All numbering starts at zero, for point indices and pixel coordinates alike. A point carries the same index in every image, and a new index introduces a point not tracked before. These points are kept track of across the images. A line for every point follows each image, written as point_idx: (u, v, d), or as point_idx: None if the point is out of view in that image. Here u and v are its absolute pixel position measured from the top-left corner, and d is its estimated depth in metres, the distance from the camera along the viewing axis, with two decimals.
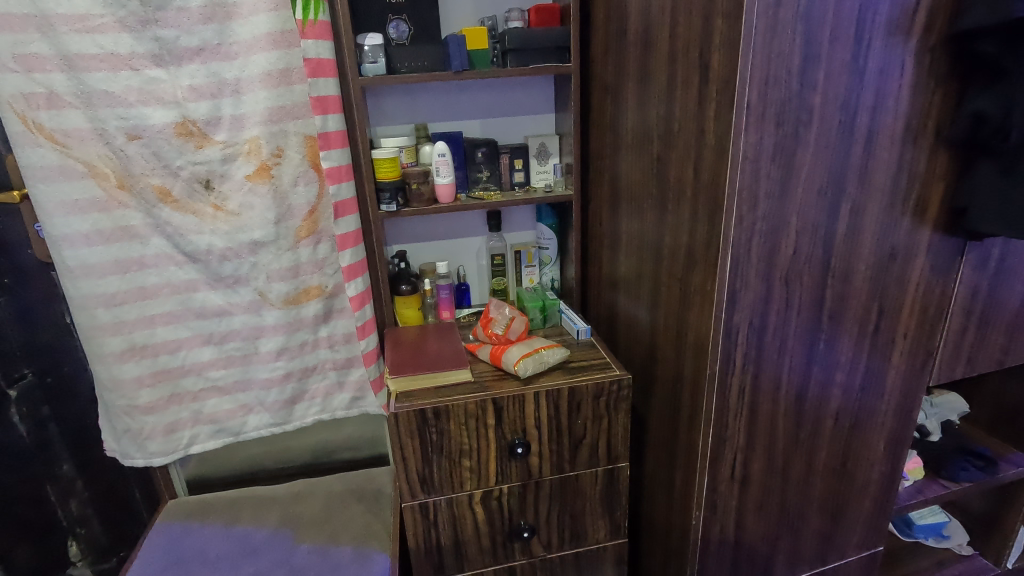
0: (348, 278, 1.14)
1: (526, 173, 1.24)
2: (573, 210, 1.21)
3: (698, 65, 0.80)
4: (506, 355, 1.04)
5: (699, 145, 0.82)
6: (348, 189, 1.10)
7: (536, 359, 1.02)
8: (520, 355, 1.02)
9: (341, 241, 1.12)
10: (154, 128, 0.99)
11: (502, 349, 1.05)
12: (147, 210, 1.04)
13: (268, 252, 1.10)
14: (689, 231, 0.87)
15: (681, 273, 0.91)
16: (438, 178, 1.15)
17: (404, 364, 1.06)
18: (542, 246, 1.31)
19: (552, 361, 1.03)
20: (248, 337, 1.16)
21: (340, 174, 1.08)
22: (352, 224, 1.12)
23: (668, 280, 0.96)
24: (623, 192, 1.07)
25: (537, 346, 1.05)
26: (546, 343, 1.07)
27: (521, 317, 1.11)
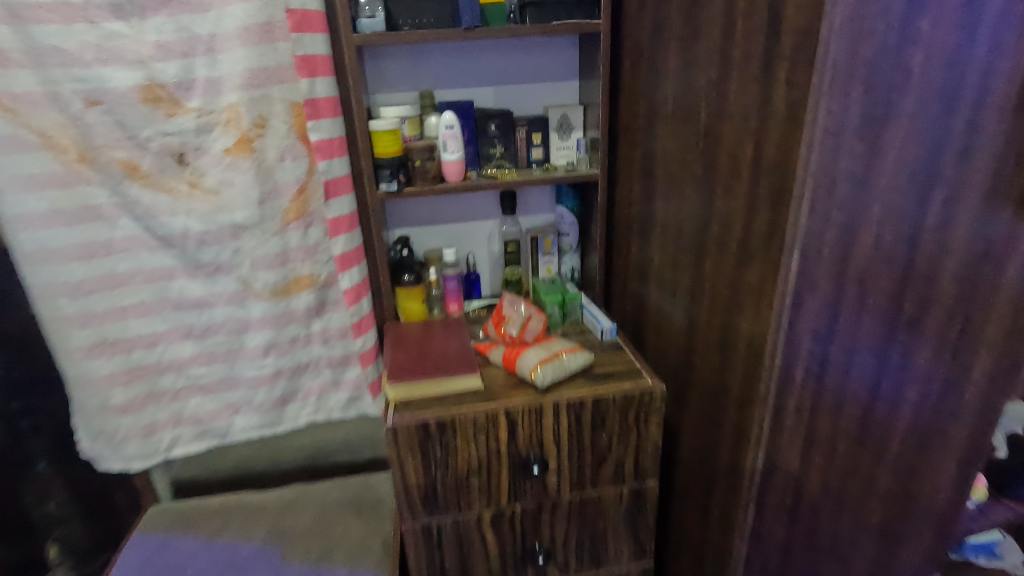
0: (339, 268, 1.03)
1: (545, 150, 1.09)
2: (599, 192, 1.07)
3: (765, 14, 0.64)
4: (522, 360, 0.91)
5: (762, 115, 0.67)
6: (341, 164, 0.97)
7: (555, 365, 0.89)
8: (537, 360, 0.89)
9: (333, 226, 1.00)
10: (116, 92, 0.86)
11: (516, 353, 0.92)
12: (113, 187, 0.91)
13: (252, 237, 0.97)
14: (745, 220, 0.73)
15: (732, 269, 0.77)
16: (444, 154, 1.00)
17: (405, 367, 0.92)
18: (561, 231, 1.17)
19: (572, 366, 0.91)
20: (233, 331, 1.04)
21: (331, 150, 0.96)
22: (346, 206, 1.01)
23: (712, 276, 0.82)
24: (659, 173, 0.92)
25: (555, 349, 0.92)
26: (565, 345, 0.94)
27: (538, 314, 0.97)
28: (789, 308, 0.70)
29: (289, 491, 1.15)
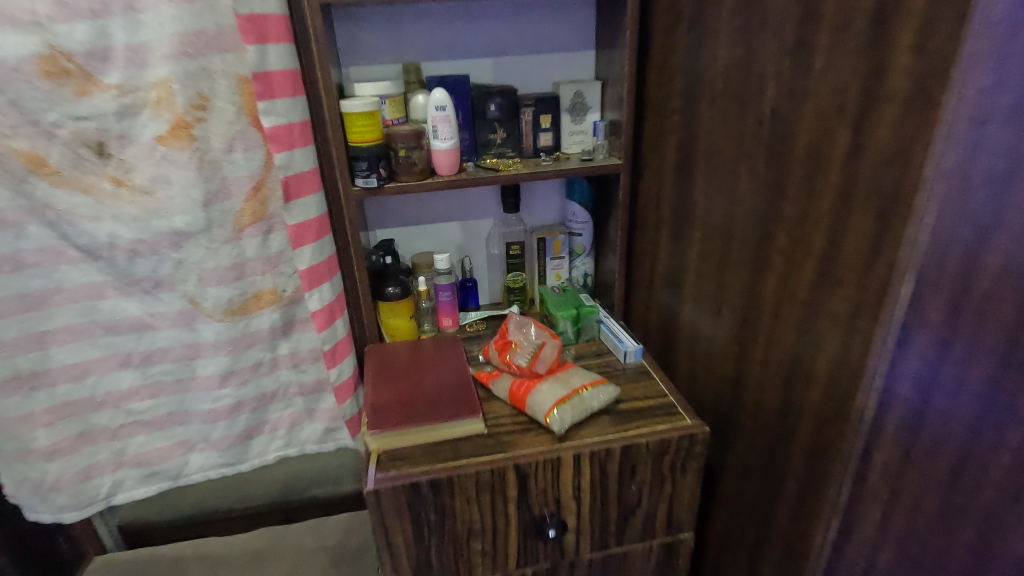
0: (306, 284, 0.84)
1: (555, 135, 0.92)
2: (620, 187, 0.89)
3: None
4: (534, 400, 0.74)
5: (866, 95, 0.49)
6: (304, 158, 0.79)
7: (576, 408, 0.73)
8: (554, 403, 0.72)
9: (296, 235, 0.80)
10: (6, 63, 0.66)
11: (528, 390, 0.75)
12: (15, 186, 0.72)
13: (197, 246, 0.78)
14: (830, 231, 0.56)
15: (808, 293, 0.60)
16: (433, 141, 0.82)
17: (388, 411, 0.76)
18: (572, 231, 0.99)
19: (596, 408, 0.74)
20: (180, 358, 0.86)
21: (287, 140, 0.76)
22: (312, 210, 0.82)
23: (775, 300, 0.65)
24: (701, 166, 0.75)
25: (577, 385, 0.75)
26: (589, 377, 0.77)
27: (554, 338, 0.79)
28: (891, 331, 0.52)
29: (257, 535, 0.98)
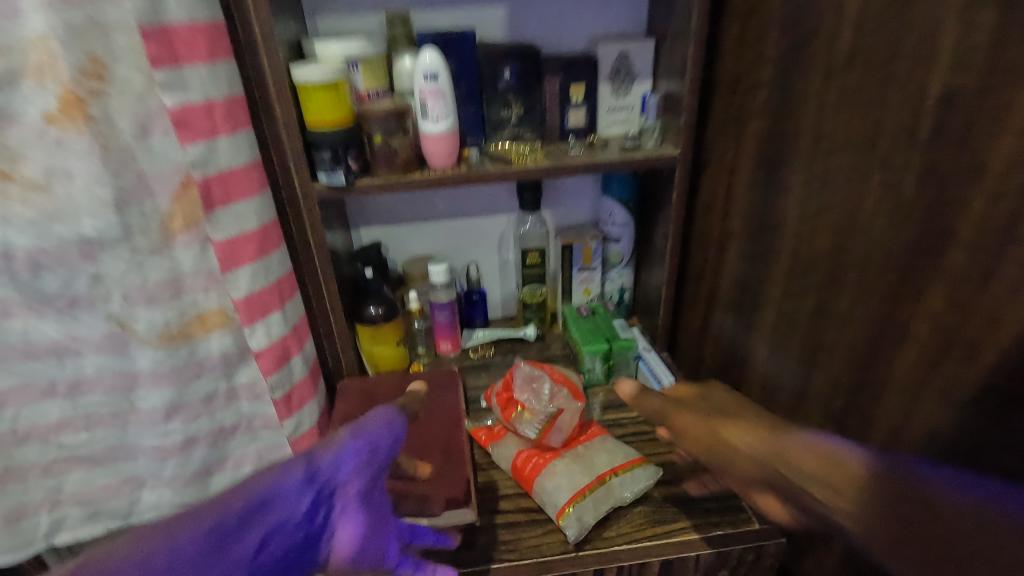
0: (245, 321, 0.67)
1: (589, 112, 0.70)
2: (675, 184, 0.67)
3: None
4: (546, 488, 0.56)
5: None
6: (232, 153, 0.60)
7: (602, 504, 0.54)
8: (575, 496, 0.54)
9: (227, 257, 0.63)
10: None
11: (539, 471, 0.57)
12: None
13: (116, 257, 0.60)
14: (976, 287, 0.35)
15: (982, 408, 0.35)
16: (422, 124, 0.61)
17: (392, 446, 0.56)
18: (607, 236, 0.78)
19: (630, 500, 0.56)
20: (115, 389, 0.69)
21: (202, 126, 0.58)
22: (247, 220, 0.64)
23: (904, 393, 0.42)
24: (795, 168, 0.51)
25: (604, 469, 0.57)
26: (620, 456, 0.59)
27: (574, 401, 0.61)
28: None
29: None
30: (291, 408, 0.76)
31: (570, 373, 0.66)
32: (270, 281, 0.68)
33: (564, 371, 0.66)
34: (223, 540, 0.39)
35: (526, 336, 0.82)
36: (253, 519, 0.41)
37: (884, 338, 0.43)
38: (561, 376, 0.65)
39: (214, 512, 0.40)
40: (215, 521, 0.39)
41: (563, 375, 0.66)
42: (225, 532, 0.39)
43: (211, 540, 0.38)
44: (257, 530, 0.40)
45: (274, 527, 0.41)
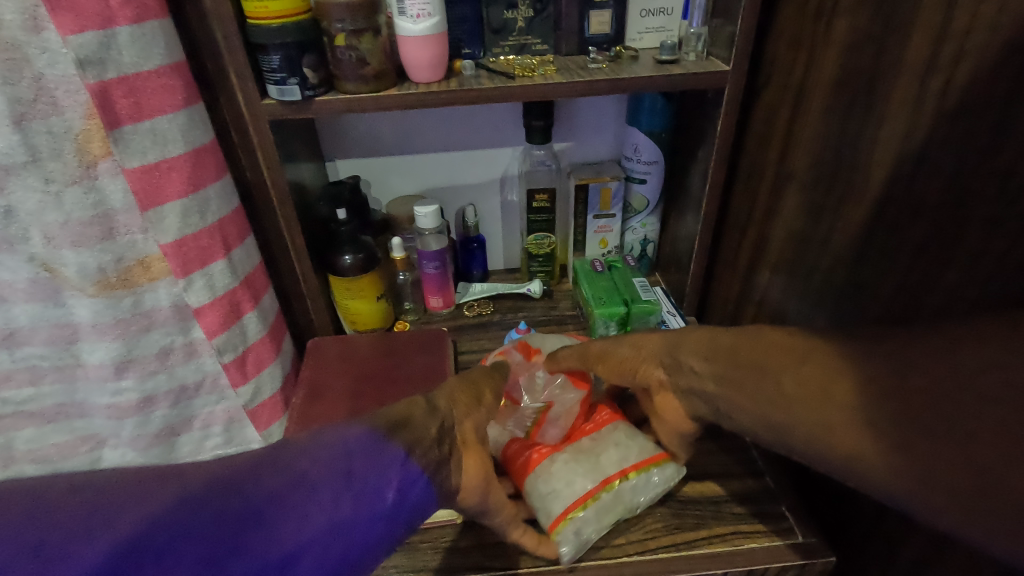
0: (177, 271, 0.55)
1: (617, 17, 0.54)
2: (724, 110, 0.52)
3: None
4: (541, 488, 0.47)
5: None
6: (137, 52, 0.47)
7: (605, 517, 0.46)
8: (574, 505, 0.45)
9: (147, 192, 0.51)
10: None
11: (531, 469, 0.48)
12: None
13: (27, 184, 0.47)
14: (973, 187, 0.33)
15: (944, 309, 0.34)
16: (401, 21, 0.47)
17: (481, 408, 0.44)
18: (631, 176, 0.65)
19: (642, 506, 0.47)
20: (53, 341, 0.57)
21: (90, 10, 0.44)
22: (169, 141, 0.51)
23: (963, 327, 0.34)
24: (898, 86, 0.38)
25: (611, 472, 0.47)
26: (633, 453, 0.49)
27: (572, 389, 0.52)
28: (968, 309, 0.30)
29: None
30: (246, 373, 0.65)
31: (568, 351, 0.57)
32: (208, 222, 0.56)
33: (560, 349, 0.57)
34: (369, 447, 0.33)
35: (529, 293, 0.70)
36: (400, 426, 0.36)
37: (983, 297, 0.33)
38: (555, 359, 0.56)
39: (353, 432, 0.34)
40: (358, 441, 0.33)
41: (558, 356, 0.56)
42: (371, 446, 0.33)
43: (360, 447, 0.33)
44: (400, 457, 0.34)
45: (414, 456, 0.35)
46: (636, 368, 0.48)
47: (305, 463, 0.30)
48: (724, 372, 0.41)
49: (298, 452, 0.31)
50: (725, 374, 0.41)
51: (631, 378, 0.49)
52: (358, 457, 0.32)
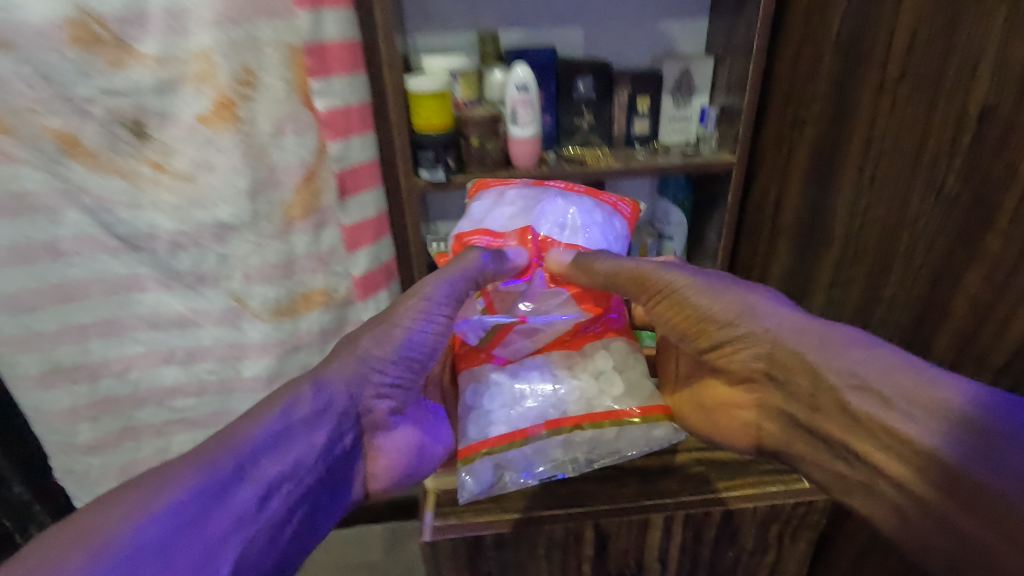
0: (360, 295, 0.81)
1: (653, 122, 0.77)
2: (731, 186, 0.74)
3: None
4: (475, 418, 0.55)
5: None
6: (361, 148, 0.71)
7: (543, 456, 0.53)
8: (503, 443, 0.53)
9: (352, 236, 0.76)
10: (31, 28, 0.57)
11: (469, 366, 0.59)
12: (48, 166, 0.64)
13: (242, 240, 0.71)
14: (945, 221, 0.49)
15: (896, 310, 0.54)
16: (512, 127, 0.69)
17: (475, 281, 0.53)
18: (662, 234, 0.86)
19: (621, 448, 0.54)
20: (225, 358, 0.79)
21: (341, 126, 0.69)
22: (369, 208, 0.76)
23: (903, 325, 0.54)
24: (848, 169, 0.59)
25: (564, 414, 0.53)
26: (625, 397, 0.54)
27: (563, 313, 0.57)
28: (936, 325, 0.50)
29: None
30: None
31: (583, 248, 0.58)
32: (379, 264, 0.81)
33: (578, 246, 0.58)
34: (324, 420, 0.45)
35: None
36: (272, 452, 0.41)
37: (911, 305, 0.53)
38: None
39: (428, 304, 0.50)
40: (433, 309, 0.50)
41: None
42: (336, 411, 0.46)
43: (305, 425, 0.43)
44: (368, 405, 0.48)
45: (442, 342, 0.52)
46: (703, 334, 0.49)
47: (223, 472, 0.38)
48: (808, 386, 0.43)
49: (224, 454, 0.39)
50: (809, 388, 0.43)
51: (672, 330, 0.52)
52: (287, 444, 0.42)
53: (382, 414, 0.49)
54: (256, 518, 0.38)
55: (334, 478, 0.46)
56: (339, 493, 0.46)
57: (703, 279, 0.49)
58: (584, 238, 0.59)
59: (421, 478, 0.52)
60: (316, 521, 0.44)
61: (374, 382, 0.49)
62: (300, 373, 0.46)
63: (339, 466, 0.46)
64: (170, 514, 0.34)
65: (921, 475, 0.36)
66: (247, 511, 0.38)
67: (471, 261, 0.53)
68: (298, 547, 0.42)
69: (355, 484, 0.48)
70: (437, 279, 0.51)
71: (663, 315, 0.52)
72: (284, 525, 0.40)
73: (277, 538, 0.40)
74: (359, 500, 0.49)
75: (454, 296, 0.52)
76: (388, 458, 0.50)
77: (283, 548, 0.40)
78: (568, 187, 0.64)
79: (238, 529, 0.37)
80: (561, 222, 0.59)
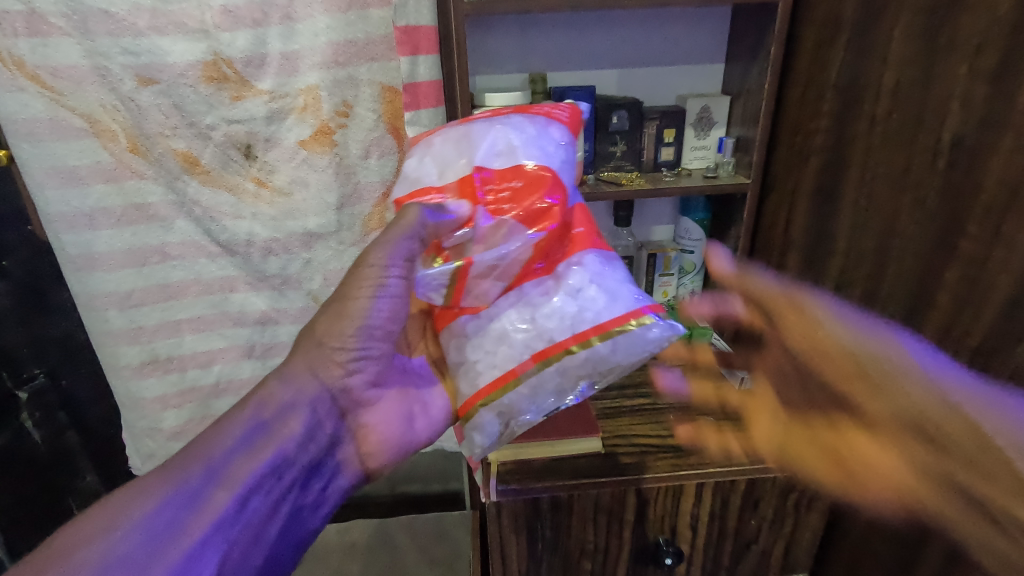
0: None
1: (677, 150, 0.89)
2: (745, 205, 0.85)
3: None
4: (463, 372, 0.52)
5: None
6: None
7: (543, 392, 0.50)
8: (494, 391, 0.50)
9: None
10: (174, 68, 0.70)
11: (446, 325, 0.54)
12: (168, 182, 0.76)
13: (326, 247, 0.83)
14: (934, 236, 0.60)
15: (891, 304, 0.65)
16: None
17: (421, 240, 0.49)
18: (684, 248, 0.97)
19: (613, 360, 0.49)
20: None
21: None
22: None
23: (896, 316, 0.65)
24: (845, 188, 0.71)
25: (546, 346, 0.49)
26: (605, 311, 0.49)
27: (512, 242, 0.51)
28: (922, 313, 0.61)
29: (352, 529, 1.04)
30: None
31: (526, 167, 0.51)
32: None
33: (516, 168, 0.51)
34: (295, 415, 0.48)
35: None
36: (240, 457, 0.45)
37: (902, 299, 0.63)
38: (509, 183, 0.51)
39: (381, 276, 0.48)
40: (386, 276, 0.48)
41: (515, 177, 0.51)
42: (304, 403, 0.49)
43: (272, 428, 0.47)
44: (342, 381, 0.50)
45: (407, 303, 0.50)
46: (789, 333, 0.63)
47: (193, 482, 0.43)
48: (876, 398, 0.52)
49: (195, 466, 0.44)
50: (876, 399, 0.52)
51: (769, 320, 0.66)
52: (263, 443, 0.47)
53: (359, 386, 0.51)
54: (238, 518, 0.44)
55: (319, 466, 0.49)
56: (325, 482, 0.50)
57: (854, 319, 0.58)
58: (523, 158, 0.51)
59: (422, 438, 0.54)
60: (304, 509, 0.48)
61: (335, 361, 0.49)
62: (267, 375, 0.50)
63: (324, 454, 0.50)
64: (149, 532, 0.40)
65: (977, 472, 0.43)
66: (224, 515, 0.43)
67: (413, 221, 0.48)
68: (286, 536, 0.47)
69: (344, 471, 0.51)
70: (383, 247, 0.48)
71: (768, 308, 0.66)
72: (269, 519, 0.45)
73: (261, 533, 0.45)
74: (360, 479, 0.53)
75: (407, 256, 0.49)
76: (382, 427, 0.53)
77: (271, 542, 0.45)
78: (499, 113, 0.54)
79: (216, 533, 0.42)
80: (491, 149, 0.51)
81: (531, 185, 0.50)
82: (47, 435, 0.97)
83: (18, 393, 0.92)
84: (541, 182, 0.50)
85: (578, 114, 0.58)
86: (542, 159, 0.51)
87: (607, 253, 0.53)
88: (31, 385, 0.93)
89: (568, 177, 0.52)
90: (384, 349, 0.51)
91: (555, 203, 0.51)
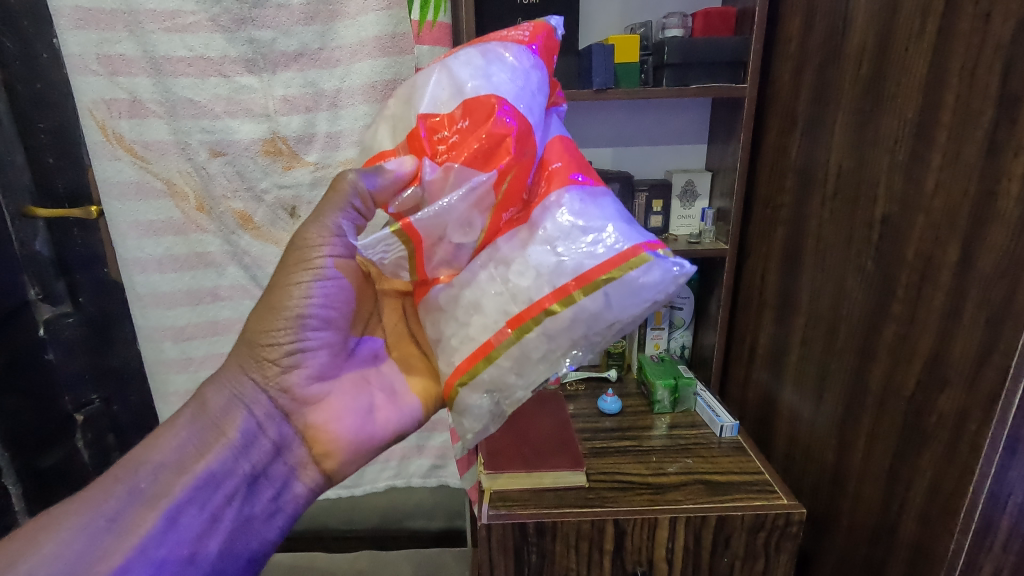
0: None
1: (665, 218, 1.00)
2: (726, 267, 0.94)
3: (976, 116, 0.53)
4: (443, 349, 0.52)
5: (951, 223, 0.57)
6: None
7: (528, 363, 0.49)
8: (472, 366, 0.49)
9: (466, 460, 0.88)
10: (240, 143, 0.85)
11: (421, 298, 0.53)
12: (226, 235, 0.90)
13: None
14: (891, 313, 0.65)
15: (846, 358, 0.73)
16: None
17: (358, 207, 0.52)
18: (674, 304, 1.05)
19: (609, 315, 0.48)
20: None
21: None
22: None
23: (851, 370, 0.72)
24: (806, 255, 0.80)
25: (522, 309, 0.48)
26: (588, 258, 0.47)
27: (458, 192, 0.48)
28: (871, 367, 0.69)
29: (361, 558, 1.10)
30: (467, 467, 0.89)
31: (472, 101, 0.48)
32: None
33: (462, 106, 0.49)
34: (229, 421, 0.54)
35: (610, 377, 1.05)
36: (164, 478, 0.51)
37: (855, 354, 0.71)
38: (458, 126, 0.49)
39: (314, 256, 0.53)
40: (322, 255, 0.53)
41: (461, 117, 0.49)
42: (240, 407, 0.55)
43: (208, 437, 0.54)
44: (278, 379, 0.55)
45: (342, 285, 0.55)
46: None
47: (117, 504, 0.49)
48: None
49: (119, 488, 0.50)
50: None
51: None
52: (189, 461, 0.52)
53: (299, 380, 0.55)
54: (167, 534, 0.50)
55: (262, 475, 0.54)
56: (276, 490, 0.55)
57: None
58: (468, 94, 0.49)
59: (380, 432, 0.57)
60: (251, 520, 0.53)
61: (269, 359, 0.54)
62: (201, 385, 0.56)
63: (265, 462, 0.55)
64: (74, 553, 0.46)
65: None
66: (152, 533, 0.49)
67: (347, 189, 0.51)
68: (230, 549, 0.52)
69: (296, 477, 0.56)
70: (318, 223, 0.53)
71: None
72: (206, 533, 0.51)
73: (199, 548, 0.50)
74: (318, 483, 0.57)
75: (345, 228, 0.53)
76: (332, 425, 0.56)
77: (209, 557, 0.51)
78: (447, 54, 0.53)
79: (143, 551, 0.48)
80: (437, 96, 0.50)
81: (477, 121, 0.48)
82: (94, 457, 1.05)
83: (77, 416, 1.01)
84: (487, 114, 0.48)
85: (543, 30, 0.54)
86: (488, 87, 0.49)
87: (590, 187, 0.51)
88: (87, 408, 1.03)
89: (525, 105, 0.49)
90: (326, 338, 0.56)
91: (502, 133, 0.48)
